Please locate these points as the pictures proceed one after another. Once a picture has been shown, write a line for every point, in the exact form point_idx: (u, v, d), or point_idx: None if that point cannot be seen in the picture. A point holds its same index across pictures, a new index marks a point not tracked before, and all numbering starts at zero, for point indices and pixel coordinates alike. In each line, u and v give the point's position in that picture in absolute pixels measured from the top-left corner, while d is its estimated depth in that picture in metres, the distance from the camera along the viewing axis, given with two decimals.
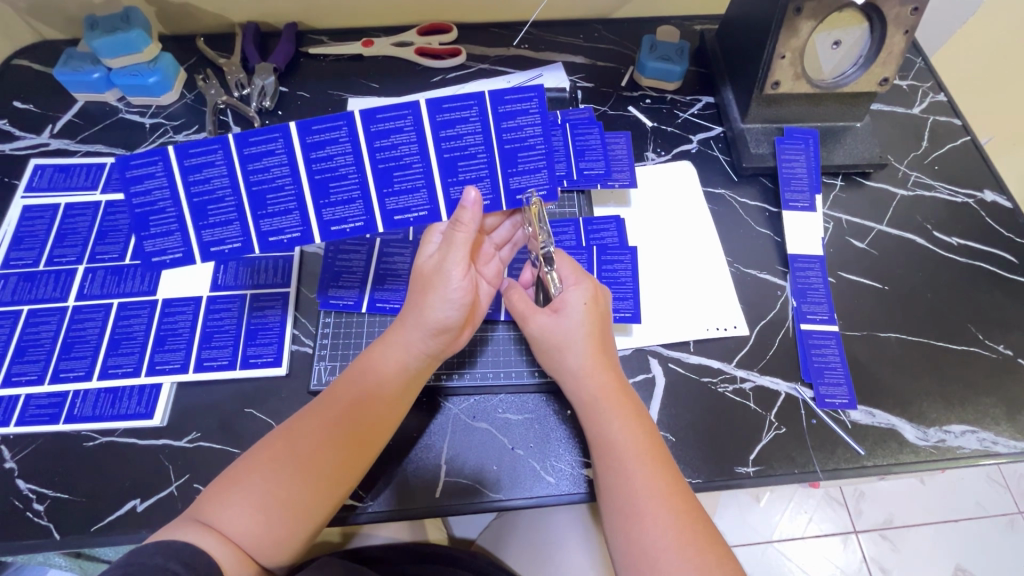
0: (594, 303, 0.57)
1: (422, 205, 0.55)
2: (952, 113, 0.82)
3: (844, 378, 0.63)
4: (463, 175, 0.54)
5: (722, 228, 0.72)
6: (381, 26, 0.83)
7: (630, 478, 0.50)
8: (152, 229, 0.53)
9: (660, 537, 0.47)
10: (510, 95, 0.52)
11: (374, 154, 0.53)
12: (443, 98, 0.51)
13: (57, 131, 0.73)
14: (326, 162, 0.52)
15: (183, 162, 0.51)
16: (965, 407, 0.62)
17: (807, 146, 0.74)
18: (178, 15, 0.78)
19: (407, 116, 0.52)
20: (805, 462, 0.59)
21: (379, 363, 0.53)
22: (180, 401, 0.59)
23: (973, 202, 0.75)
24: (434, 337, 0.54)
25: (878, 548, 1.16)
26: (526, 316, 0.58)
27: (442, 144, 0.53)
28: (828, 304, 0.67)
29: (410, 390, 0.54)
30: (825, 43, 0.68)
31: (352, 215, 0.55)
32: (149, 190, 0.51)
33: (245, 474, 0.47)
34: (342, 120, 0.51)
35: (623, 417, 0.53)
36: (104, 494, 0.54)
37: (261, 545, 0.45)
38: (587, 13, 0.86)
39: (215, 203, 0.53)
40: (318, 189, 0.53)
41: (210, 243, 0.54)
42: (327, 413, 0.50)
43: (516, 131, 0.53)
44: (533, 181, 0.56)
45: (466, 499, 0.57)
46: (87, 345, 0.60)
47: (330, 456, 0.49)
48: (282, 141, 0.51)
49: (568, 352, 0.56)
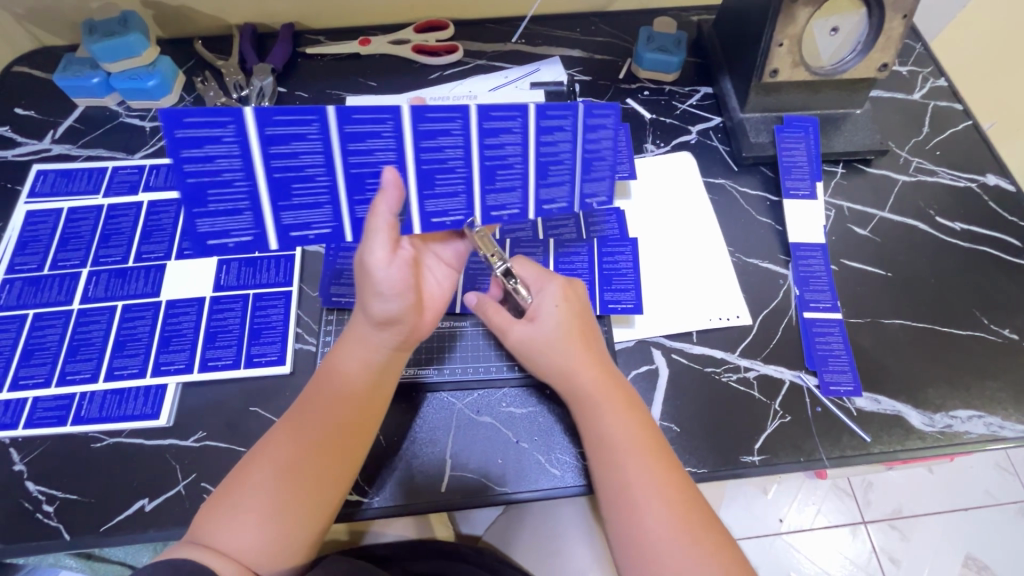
0: (567, 301, 0.58)
1: (516, 202, 0.57)
2: (953, 98, 0.81)
3: (848, 365, 0.63)
4: (552, 178, 0.56)
5: (723, 217, 0.72)
6: (378, 25, 0.83)
7: (626, 474, 0.50)
8: (210, 207, 0.50)
9: (657, 529, 0.48)
10: (597, 108, 0.52)
11: (486, 151, 0.52)
12: (547, 105, 0.51)
13: (59, 136, 0.74)
14: (436, 153, 0.51)
15: (264, 131, 0.47)
16: (971, 392, 0.62)
17: (807, 134, 0.74)
18: (176, 17, 0.78)
19: (516, 117, 0.51)
20: (811, 450, 0.59)
21: (341, 366, 0.53)
22: (186, 401, 0.59)
23: (975, 186, 0.75)
24: (385, 329, 0.52)
25: (887, 537, 1.16)
26: (505, 328, 0.58)
27: (540, 148, 0.53)
28: (831, 291, 0.67)
29: (382, 385, 0.54)
30: (823, 29, 0.68)
31: (454, 209, 0.55)
32: (218, 164, 0.48)
33: (230, 494, 0.47)
34: (458, 112, 0.49)
35: (615, 412, 0.53)
36: (112, 494, 0.55)
37: (260, 555, 0.46)
38: (583, 6, 0.86)
39: (307, 181, 0.50)
40: (424, 180, 0.53)
41: (291, 225, 0.53)
42: (298, 428, 0.51)
43: (595, 142, 0.54)
44: (601, 189, 0.58)
45: (472, 494, 0.57)
46: (93, 348, 0.61)
47: (313, 460, 0.49)
48: (392, 122, 0.49)
49: (549, 354, 0.56)
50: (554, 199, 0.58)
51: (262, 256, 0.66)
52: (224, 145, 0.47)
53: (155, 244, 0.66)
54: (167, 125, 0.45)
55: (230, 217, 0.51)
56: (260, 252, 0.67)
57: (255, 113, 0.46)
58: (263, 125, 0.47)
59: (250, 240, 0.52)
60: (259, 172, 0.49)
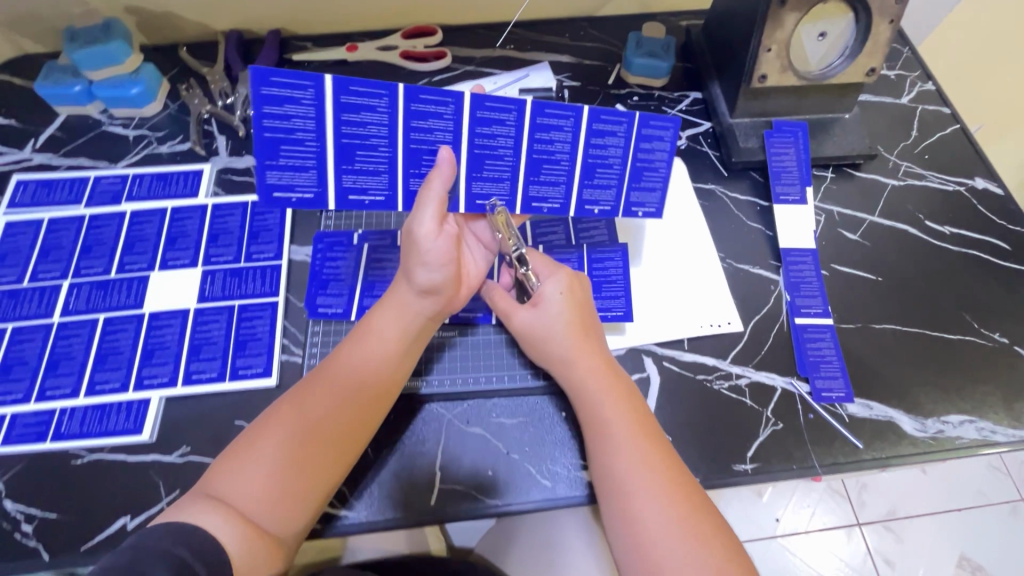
0: (571, 292, 0.59)
1: (558, 198, 0.61)
2: (941, 101, 0.81)
3: (840, 371, 0.62)
4: (598, 180, 0.60)
5: (713, 224, 0.72)
6: (365, 31, 0.83)
7: (620, 455, 0.51)
8: (281, 162, 0.52)
9: (654, 507, 0.49)
10: (655, 121, 0.58)
11: (532, 143, 0.57)
12: (603, 111, 0.56)
13: (39, 146, 0.72)
14: (489, 140, 0.56)
15: (339, 98, 0.50)
16: (963, 397, 0.62)
17: (796, 138, 0.73)
18: (159, 25, 0.77)
19: (570, 117, 0.56)
20: (804, 457, 0.59)
21: (378, 328, 0.55)
22: (170, 415, 0.58)
23: (964, 189, 0.75)
24: (426, 298, 0.55)
25: (882, 539, 1.16)
26: (510, 313, 0.60)
27: (536, 145, 0.57)
28: (821, 296, 0.67)
29: (411, 353, 0.56)
30: (810, 34, 0.68)
31: (498, 193, 0.59)
32: (292, 122, 0.50)
33: (262, 446, 0.48)
34: (514, 106, 0.55)
35: (612, 396, 0.55)
36: (93, 512, 0.54)
37: (276, 513, 0.47)
38: (572, 12, 0.85)
39: (369, 150, 0.53)
40: (474, 162, 0.57)
41: (350, 189, 0.55)
42: (337, 383, 0.52)
43: (602, 148, 0.59)
44: (648, 198, 0.62)
45: (462, 506, 0.56)
46: (74, 362, 0.59)
47: (345, 421, 0.51)
48: (454, 106, 0.53)
49: (551, 341, 0.58)
50: (547, 199, 0.61)
51: (247, 266, 0.65)
52: (303, 105, 0.49)
53: (138, 255, 0.65)
54: (254, 81, 0.47)
55: (298, 173, 0.53)
56: (245, 262, 0.66)
57: (334, 80, 0.49)
58: (339, 92, 0.50)
59: (311, 198, 0.54)
60: (329, 135, 0.52)
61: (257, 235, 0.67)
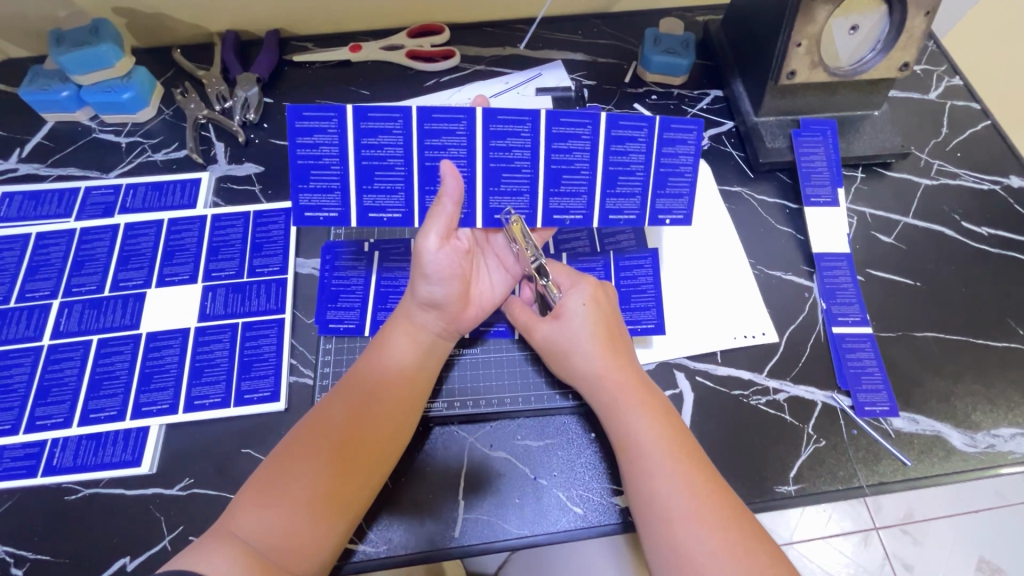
0: (595, 302, 0.55)
1: (580, 209, 0.57)
2: (969, 97, 0.78)
3: (883, 383, 0.59)
4: (621, 188, 0.57)
5: (742, 228, 0.68)
6: (368, 30, 0.79)
7: (659, 483, 0.47)
8: (309, 184, 0.52)
9: (702, 538, 0.44)
10: (677, 123, 0.55)
11: (549, 154, 0.54)
12: (621, 116, 0.54)
13: (25, 155, 0.68)
14: (505, 153, 0.54)
15: (359, 124, 0.51)
16: (1012, 409, 0.59)
17: (825, 137, 0.70)
18: (151, 26, 0.73)
19: (587, 125, 0.54)
20: (849, 476, 0.55)
21: (390, 347, 0.53)
22: (170, 444, 0.54)
23: (999, 188, 0.71)
24: (430, 312, 0.53)
25: (899, 543, 1.13)
26: (531, 326, 0.57)
27: (552, 155, 0.54)
28: (859, 304, 0.63)
29: (426, 370, 0.53)
30: (841, 28, 0.64)
31: (516, 207, 0.56)
32: (317, 146, 0.51)
33: (273, 473, 0.45)
34: (527, 116, 0.53)
35: (646, 416, 0.50)
36: (89, 553, 0.49)
37: (291, 546, 0.43)
38: (584, 7, 0.81)
39: (387, 170, 0.53)
40: (491, 177, 0.54)
41: (370, 208, 0.54)
42: (351, 403, 0.49)
43: (622, 155, 0.55)
44: (676, 206, 0.58)
45: (489, 537, 0.52)
46: (66, 389, 0.55)
47: (361, 443, 0.48)
48: (466, 122, 0.52)
49: (576, 353, 0.54)
50: (568, 211, 0.57)
51: (250, 281, 0.61)
52: (328, 134, 0.51)
53: (133, 270, 0.61)
54: (288, 115, 0.50)
55: (323, 194, 0.53)
56: (247, 277, 0.61)
57: (354, 108, 0.50)
58: (359, 119, 0.51)
59: (336, 218, 0.54)
60: (351, 157, 0.52)
61: (260, 247, 0.63)
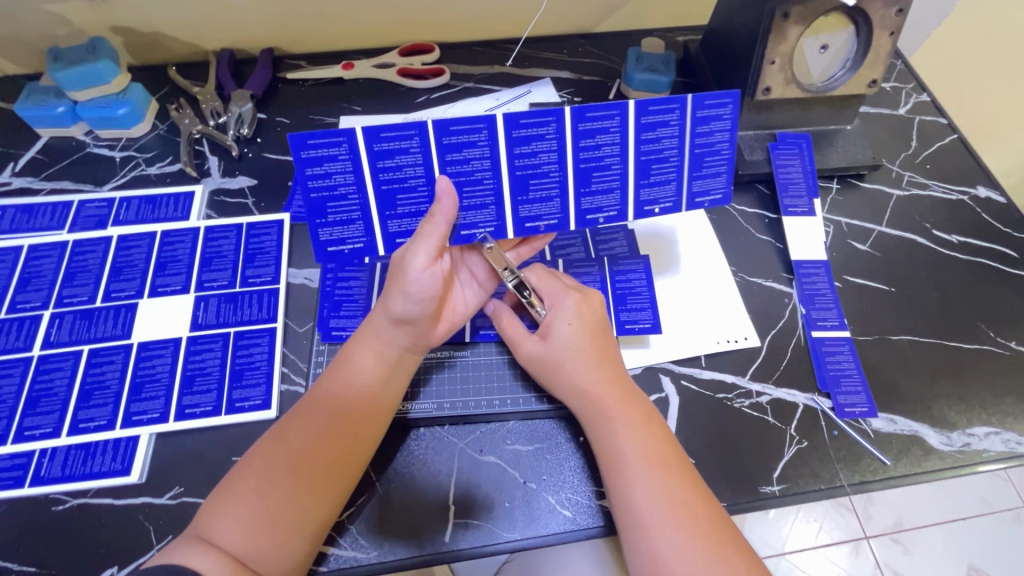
0: (579, 318, 0.57)
1: (614, 206, 0.57)
2: (937, 112, 0.82)
3: (861, 385, 0.61)
4: (654, 177, 0.56)
5: (723, 238, 0.70)
6: (360, 49, 0.81)
7: (639, 491, 0.48)
8: (329, 216, 0.52)
9: (680, 547, 0.45)
10: (709, 99, 0.53)
11: (577, 153, 0.53)
12: (651, 101, 0.52)
13: (19, 170, 0.69)
14: (531, 159, 0.53)
15: (372, 146, 0.50)
16: (986, 409, 0.61)
17: (801, 150, 0.73)
18: (147, 44, 0.75)
19: (615, 116, 0.52)
20: (832, 476, 0.56)
21: (356, 360, 0.52)
22: (161, 453, 0.54)
23: (967, 198, 0.74)
24: (399, 328, 0.52)
25: (890, 552, 1.13)
26: (517, 344, 0.57)
27: (581, 153, 0.53)
28: (837, 309, 0.65)
29: (393, 383, 0.53)
30: (812, 47, 0.67)
31: (548, 213, 0.56)
32: (333, 179, 0.51)
33: (233, 484, 0.46)
34: (551, 117, 0.51)
35: (630, 426, 0.51)
36: (76, 564, 0.49)
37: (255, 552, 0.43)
38: (569, 28, 0.85)
39: (408, 191, 0.52)
40: (518, 185, 0.54)
41: (397, 233, 0.54)
42: (313, 415, 0.49)
43: (654, 142, 0.54)
44: (713, 185, 0.57)
45: (477, 541, 0.53)
46: (55, 399, 0.55)
47: (319, 454, 0.48)
48: (487, 131, 0.51)
49: (565, 372, 0.54)
50: (602, 208, 0.57)
51: (243, 291, 0.62)
52: (340, 162, 0.50)
53: (125, 281, 0.62)
54: (293, 147, 0.49)
55: (345, 226, 0.53)
56: (240, 287, 0.62)
57: (365, 131, 0.49)
58: (371, 140, 0.49)
59: (362, 248, 0.54)
60: (369, 185, 0.51)
61: (252, 258, 0.64)
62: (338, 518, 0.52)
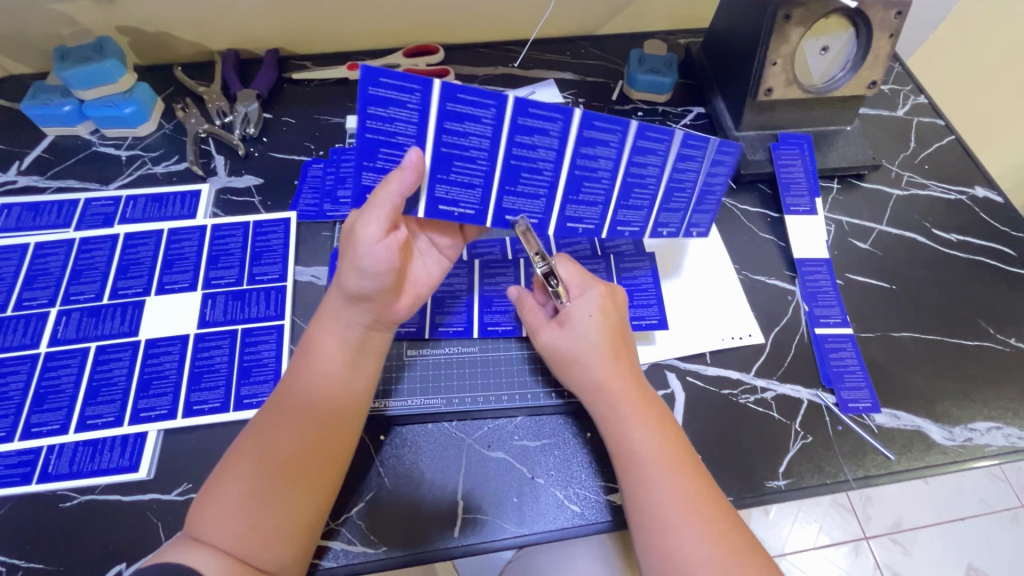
0: (604, 313, 0.56)
1: (639, 223, 0.61)
2: (934, 113, 0.83)
3: (864, 381, 0.61)
4: (675, 204, 0.60)
5: (727, 236, 0.71)
6: (365, 50, 0.82)
7: (654, 490, 0.48)
8: (377, 162, 0.52)
9: (692, 544, 0.46)
10: (725, 144, 0.55)
11: (629, 167, 0.56)
12: (693, 136, 0.54)
13: (24, 168, 0.69)
14: (590, 161, 0.55)
15: (445, 105, 0.49)
16: (987, 404, 0.61)
17: (802, 151, 0.74)
18: (153, 44, 0.75)
19: (666, 142, 0.54)
20: (836, 471, 0.57)
21: (320, 346, 0.51)
22: (170, 449, 0.54)
23: (965, 198, 0.75)
24: (359, 306, 0.51)
25: (889, 552, 1.14)
26: (536, 329, 0.58)
27: (631, 169, 0.56)
28: (839, 306, 0.66)
29: (361, 363, 0.52)
30: (813, 49, 0.68)
31: (530, 209, 0.57)
32: (394, 129, 0.50)
33: (215, 486, 0.46)
34: (618, 128, 0.53)
35: (645, 426, 0.51)
36: (84, 561, 0.49)
37: (250, 550, 0.44)
38: (572, 31, 0.86)
39: (465, 158, 0.52)
40: (571, 185, 0.56)
41: (440, 200, 0.54)
42: (282, 406, 0.49)
43: (682, 173, 0.57)
44: (702, 219, 0.62)
45: (485, 537, 0.53)
46: (62, 396, 0.55)
47: (293, 446, 0.47)
48: (562, 123, 0.52)
49: (582, 366, 0.55)
50: (629, 223, 0.61)
51: (250, 288, 0.62)
52: (408, 111, 0.49)
53: (132, 279, 0.62)
54: (363, 82, 0.47)
55: None
56: (247, 285, 0.63)
57: (443, 87, 0.48)
58: (446, 100, 0.49)
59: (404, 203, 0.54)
60: (428, 142, 0.51)
61: (259, 256, 0.64)
62: (346, 513, 0.53)
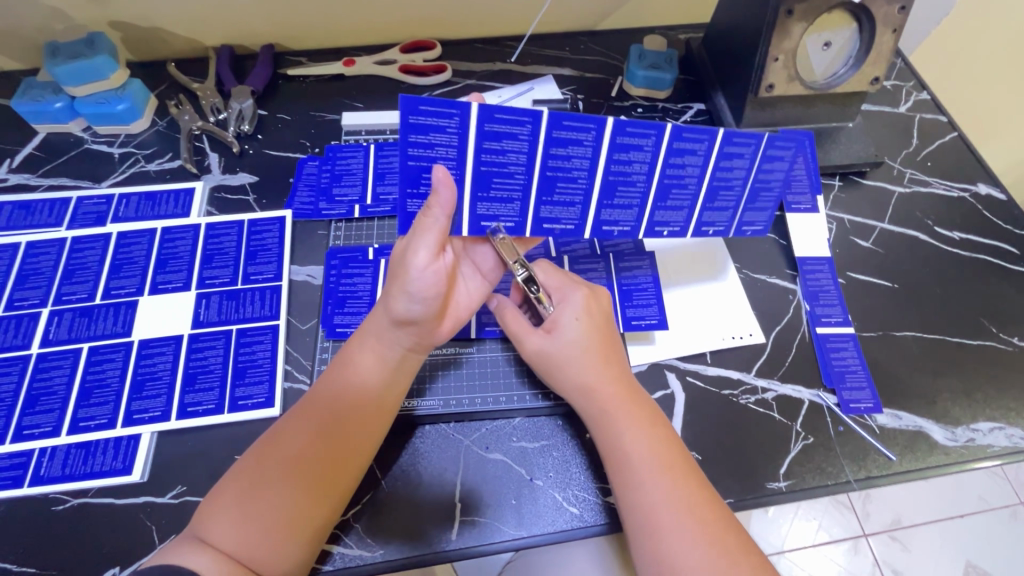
0: (588, 315, 0.56)
1: (679, 222, 0.60)
2: (936, 110, 0.82)
3: (866, 381, 0.61)
4: (719, 202, 0.58)
5: (728, 234, 0.70)
6: (361, 46, 0.81)
7: (646, 492, 0.48)
8: (419, 188, 0.52)
9: (685, 546, 0.45)
10: (781, 141, 0.54)
11: (666, 169, 0.55)
12: (736, 133, 0.53)
13: (16, 166, 0.68)
14: (624, 167, 0.54)
15: (484, 127, 0.49)
16: (989, 404, 0.61)
17: (803, 147, 0.73)
18: (145, 40, 0.74)
19: (704, 141, 0.53)
20: (837, 472, 0.56)
21: (357, 361, 0.51)
22: (163, 451, 0.53)
23: (968, 195, 0.75)
24: (403, 329, 0.51)
25: (889, 550, 1.14)
26: (521, 336, 0.56)
27: (669, 170, 0.55)
28: (841, 305, 0.65)
29: (395, 383, 0.52)
30: (816, 45, 0.67)
31: (567, 217, 0.57)
32: (435, 155, 0.49)
33: (230, 488, 0.45)
34: (653, 131, 0.52)
35: (636, 427, 0.51)
36: (77, 565, 0.48)
37: (259, 558, 0.43)
38: (571, 26, 0.85)
39: (505, 177, 0.53)
40: (606, 190, 0.56)
41: (483, 216, 0.55)
42: (312, 416, 0.48)
43: (726, 172, 0.56)
44: (757, 218, 0.60)
45: (483, 541, 0.52)
46: (55, 398, 0.55)
47: (316, 457, 0.47)
48: (596, 132, 0.51)
49: (567, 369, 0.54)
50: (668, 222, 0.60)
51: (244, 288, 0.62)
52: (448, 135, 0.48)
53: (125, 278, 0.61)
54: (403, 111, 0.47)
55: None
56: (242, 284, 0.62)
57: (481, 110, 0.48)
58: (484, 120, 0.48)
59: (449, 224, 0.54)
60: (469, 164, 0.51)
61: (254, 255, 0.63)
62: (342, 517, 0.52)
